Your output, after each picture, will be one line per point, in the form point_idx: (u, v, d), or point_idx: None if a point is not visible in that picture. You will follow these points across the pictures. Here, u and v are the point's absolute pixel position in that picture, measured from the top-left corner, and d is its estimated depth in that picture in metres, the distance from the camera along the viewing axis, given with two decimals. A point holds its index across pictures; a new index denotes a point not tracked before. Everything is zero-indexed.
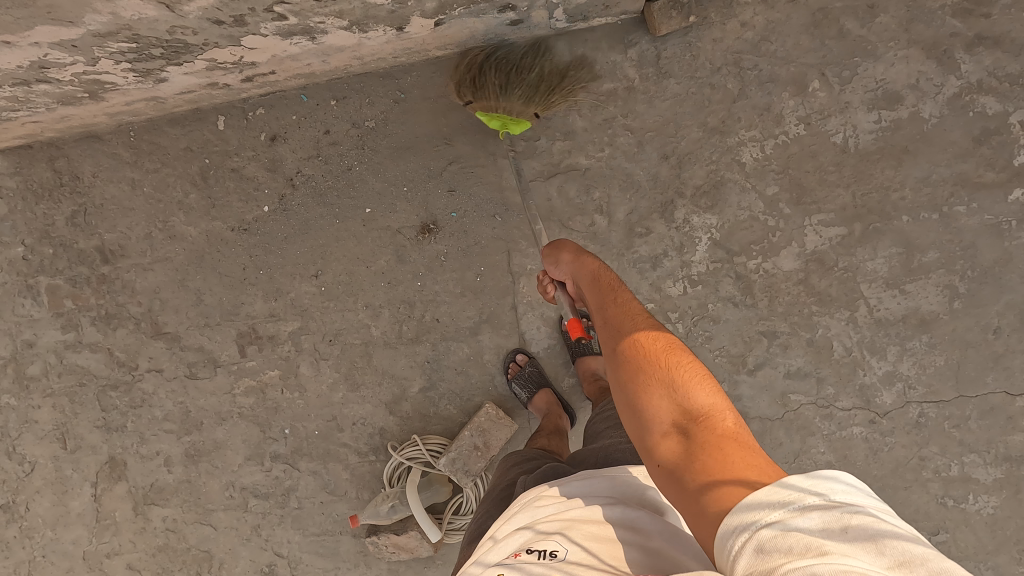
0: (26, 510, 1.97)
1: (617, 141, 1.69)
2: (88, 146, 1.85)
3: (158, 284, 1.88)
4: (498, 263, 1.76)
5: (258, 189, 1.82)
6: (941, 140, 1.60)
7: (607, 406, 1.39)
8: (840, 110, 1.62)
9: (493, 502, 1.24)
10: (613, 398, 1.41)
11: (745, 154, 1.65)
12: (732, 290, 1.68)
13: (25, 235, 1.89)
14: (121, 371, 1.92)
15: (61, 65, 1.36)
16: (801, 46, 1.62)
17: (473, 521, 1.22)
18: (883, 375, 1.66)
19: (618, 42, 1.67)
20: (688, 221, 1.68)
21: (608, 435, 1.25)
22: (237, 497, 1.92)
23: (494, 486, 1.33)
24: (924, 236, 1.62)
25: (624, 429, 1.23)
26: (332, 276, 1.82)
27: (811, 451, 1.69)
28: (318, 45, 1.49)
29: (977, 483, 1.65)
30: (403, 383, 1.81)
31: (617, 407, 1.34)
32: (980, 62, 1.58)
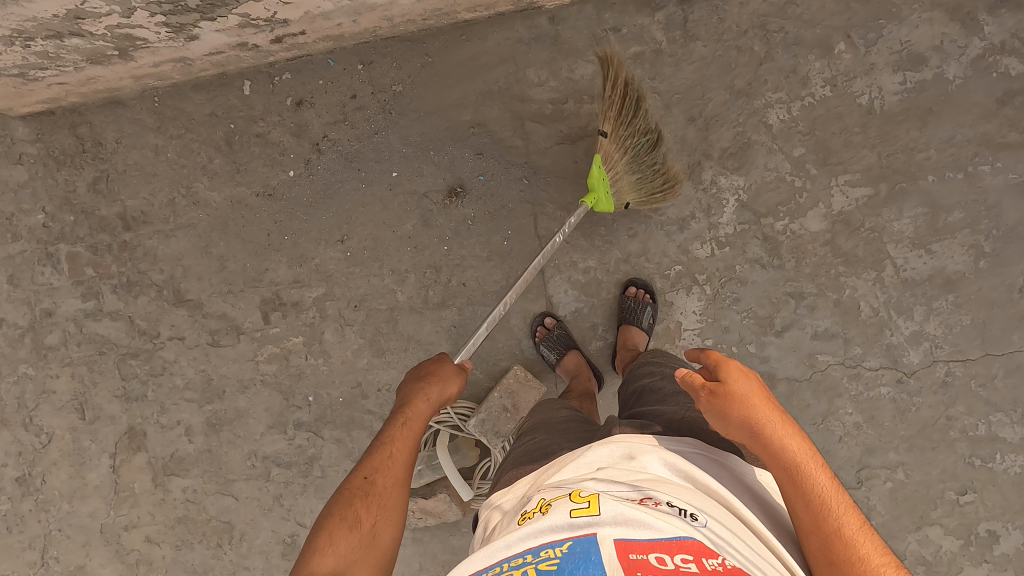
0: (42, 483, 1.93)
1: (644, 104, 1.70)
2: (112, 112, 1.84)
3: (180, 251, 1.87)
4: (525, 227, 1.76)
5: (283, 153, 1.82)
6: (965, 101, 1.62)
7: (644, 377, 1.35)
8: (865, 71, 1.65)
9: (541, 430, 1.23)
10: (649, 370, 1.37)
11: (772, 116, 1.67)
12: (759, 252, 1.69)
13: (45, 202, 1.86)
14: (142, 340, 1.90)
15: (96, 16, 1.36)
16: (825, 10, 1.65)
17: (520, 449, 1.18)
18: (910, 335, 1.67)
19: (646, 6, 1.69)
20: (716, 182, 1.69)
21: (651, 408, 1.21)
22: (259, 466, 1.89)
23: (542, 415, 1.31)
24: (948, 196, 1.64)
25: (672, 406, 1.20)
26: (357, 241, 1.81)
27: (839, 412, 1.69)
28: (352, 2, 1.50)
29: (1004, 442, 1.66)
30: (428, 348, 1.80)
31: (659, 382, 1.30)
32: (1002, 24, 1.61)
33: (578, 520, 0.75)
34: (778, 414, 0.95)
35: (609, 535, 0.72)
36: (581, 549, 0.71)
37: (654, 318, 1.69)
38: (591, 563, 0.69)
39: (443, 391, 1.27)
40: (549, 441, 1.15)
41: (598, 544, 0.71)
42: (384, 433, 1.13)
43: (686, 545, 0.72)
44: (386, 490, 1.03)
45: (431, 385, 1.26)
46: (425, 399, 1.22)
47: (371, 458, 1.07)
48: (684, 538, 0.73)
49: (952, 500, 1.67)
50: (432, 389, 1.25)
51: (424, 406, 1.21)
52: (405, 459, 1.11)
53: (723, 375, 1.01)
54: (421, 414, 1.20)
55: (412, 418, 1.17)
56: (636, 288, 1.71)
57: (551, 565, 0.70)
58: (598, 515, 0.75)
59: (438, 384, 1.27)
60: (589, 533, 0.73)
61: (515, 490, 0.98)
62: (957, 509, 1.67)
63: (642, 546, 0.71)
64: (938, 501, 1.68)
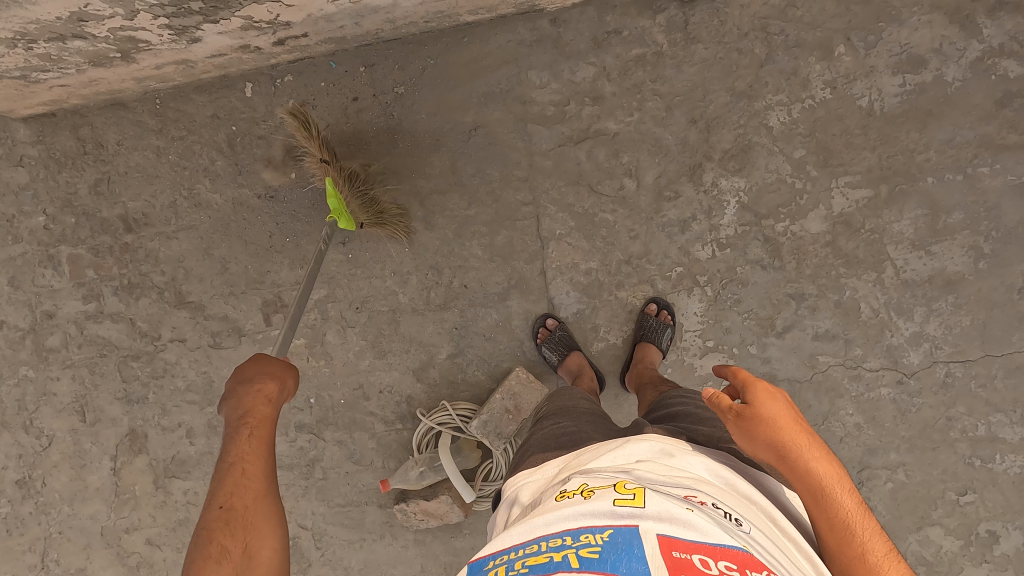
0: (42, 486, 1.92)
1: (646, 106, 1.71)
2: (113, 114, 1.84)
3: (182, 253, 1.87)
4: (527, 229, 1.76)
5: (286, 155, 1.82)
6: (964, 103, 1.63)
7: (678, 402, 1.32)
8: (865, 74, 1.66)
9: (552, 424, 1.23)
10: (683, 397, 1.34)
11: (773, 118, 1.68)
12: (761, 253, 1.70)
13: (46, 204, 1.86)
14: (143, 342, 1.89)
15: (99, 19, 1.36)
16: (826, 12, 1.66)
17: (545, 430, 1.19)
18: (910, 336, 1.68)
19: (647, 8, 1.69)
20: (717, 184, 1.70)
21: (685, 426, 1.18)
22: None
23: (567, 400, 1.32)
24: (948, 197, 1.65)
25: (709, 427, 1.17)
26: (359, 243, 1.81)
27: (840, 413, 1.70)
28: (354, 4, 1.50)
29: (1003, 443, 1.67)
30: (430, 350, 1.80)
31: (694, 408, 1.27)
32: (1001, 26, 1.62)
33: (622, 511, 0.75)
34: (808, 437, 0.95)
35: (652, 530, 0.72)
36: (624, 540, 0.71)
37: (671, 341, 1.70)
38: (634, 554, 0.69)
39: (283, 381, 1.17)
40: (576, 428, 1.16)
41: (641, 536, 0.71)
42: (229, 454, 1.04)
43: (729, 553, 0.72)
44: (248, 512, 0.98)
45: (263, 380, 1.15)
46: (266, 399, 1.12)
47: (226, 483, 1.00)
48: (727, 547, 0.73)
49: (953, 500, 1.68)
50: (264, 381, 1.14)
51: (268, 408, 1.11)
52: (264, 472, 1.04)
53: (749, 397, 0.99)
54: (268, 413, 1.11)
55: (250, 418, 1.09)
56: (659, 305, 1.71)
57: (594, 552, 0.70)
58: (642, 510, 0.75)
59: (274, 374, 1.17)
60: (633, 524, 0.73)
61: (548, 472, 0.99)
62: (958, 509, 1.68)
63: (685, 547, 0.71)
64: (938, 501, 1.68)
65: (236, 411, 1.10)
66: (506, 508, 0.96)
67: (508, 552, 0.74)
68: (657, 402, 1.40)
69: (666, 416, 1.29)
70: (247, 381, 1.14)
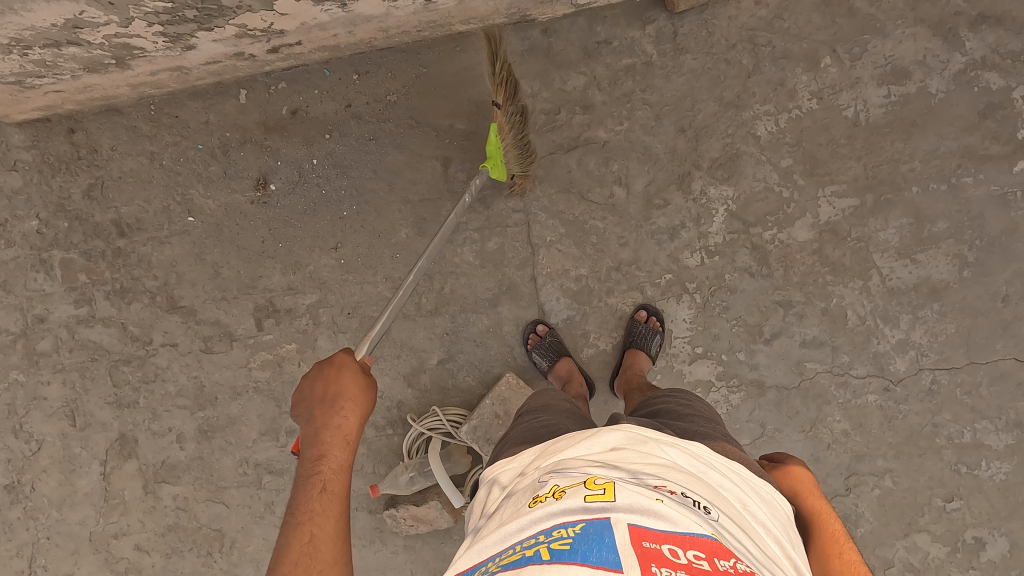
0: (31, 491, 1.92)
1: (635, 115, 1.73)
2: (108, 120, 1.85)
3: (174, 258, 1.87)
4: (517, 236, 1.78)
5: (278, 160, 1.83)
6: (947, 114, 1.66)
7: (661, 401, 1.34)
8: (851, 85, 1.69)
9: (536, 412, 1.25)
10: (667, 395, 1.36)
11: (759, 128, 1.71)
12: (748, 261, 1.72)
13: (39, 208, 1.87)
14: (134, 346, 1.89)
15: (94, 25, 1.38)
16: (812, 24, 1.69)
17: (523, 425, 1.21)
18: (896, 343, 1.69)
19: (637, 19, 1.72)
20: (705, 192, 1.72)
21: (665, 422, 1.22)
22: (251, 473, 1.89)
23: (547, 396, 1.34)
24: (933, 207, 1.67)
25: (687, 423, 1.20)
26: (351, 248, 1.82)
27: (828, 419, 1.71)
28: (347, 13, 1.52)
29: (989, 450, 1.68)
30: (421, 355, 1.81)
31: (676, 405, 1.30)
32: (984, 39, 1.65)
33: (593, 505, 0.76)
34: (818, 487, 1.11)
35: (623, 520, 0.73)
36: (594, 531, 0.72)
37: (660, 347, 1.71)
38: (605, 544, 0.69)
39: (361, 408, 1.14)
40: (554, 421, 1.19)
41: (611, 528, 0.72)
42: (303, 478, 1.02)
43: (699, 542, 0.72)
44: (315, 569, 0.91)
45: (344, 410, 1.11)
46: (344, 440, 1.09)
47: (290, 541, 0.93)
48: (697, 536, 0.73)
49: (939, 506, 1.69)
50: (341, 414, 1.11)
51: (344, 453, 1.07)
52: (337, 531, 0.97)
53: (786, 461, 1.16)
54: (345, 459, 1.07)
55: (327, 465, 1.04)
56: (649, 312, 1.73)
57: (565, 544, 0.71)
58: (612, 503, 0.76)
59: (352, 403, 1.12)
60: (604, 517, 0.74)
61: (525, 460, 0.99)
62: (945, 515, 1.69)
63: (655, 536, 0.72)
64: (925, 507, 1.70)
65: (316, 432, 1.09)
66: (484, 497, 0.98)
67: (484, 561, 0.76)
68: (642, 402, 1.43)
69: (650, 413, 1.31)
70: (327, 411, 1.11)
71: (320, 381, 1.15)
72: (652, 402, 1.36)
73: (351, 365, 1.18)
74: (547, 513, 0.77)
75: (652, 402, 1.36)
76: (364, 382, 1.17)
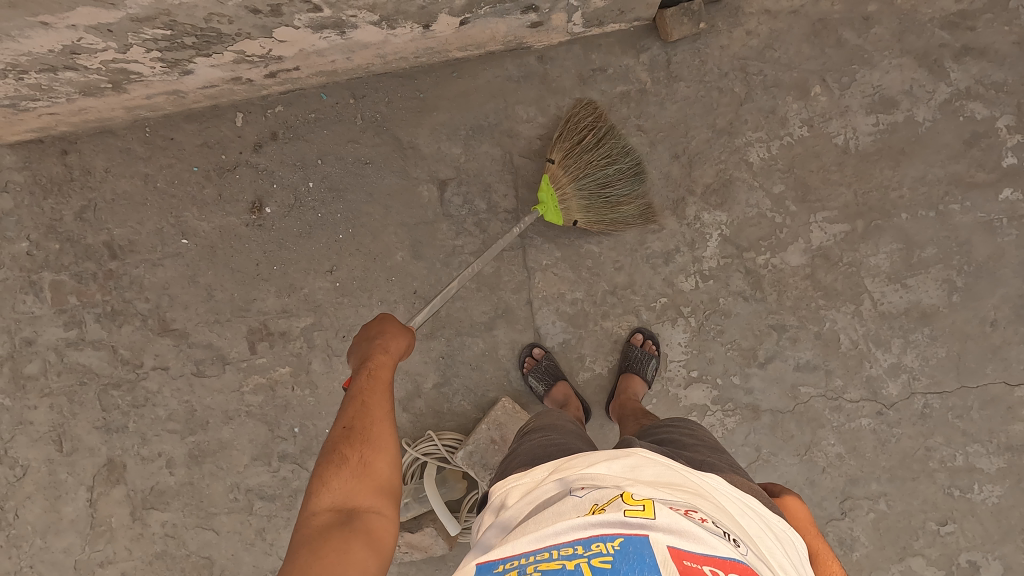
0: (14, 517, 1.87)
1: (630, 141, 1.75)
2: (101, 141, 1.85)
3: (167, 280, 1.86)
4: (514, 259, 1.78)
5: (274, 183, 1.83)
6: (934, 142, 1.70)
7: (663, 430, 1.34)
8: (840, 113, 1.72)
9: (548, 428, 1.26)
10: (669, 425, 1.36)
11: (752, 154, 1.73)
12: (742, 285, 1.73)
13: (30, 230, 1.85)
14: (124, 370, 1.87)
15: (92, 51, 1.37)
16: (802, 54, 1.73)
17: (531, 443, 1.21)
18: (889, 367, 1.71)
19: (631, 47, 1.75)
20: (699, 218, 1.74)
21: (671, 451, 1.22)
22: (242, 499, 1.86)
23: (551, 416, 1.35)
24: (922, 232, 1.70)
25: (692, 453, 1.20)
26: (346, 271, 1.82)
27: (822, 443, 1.72)
28: (346, 40, 1.53)
29: (981, 473, 1.70)
30: (416, 379, 1.80)
31: (680, 434, 1.30)
32: (967, 70, 1.70)
33: (632, 521, 0.75)
34: (817, 530, 1.11)
35: (662, 540, 0.72)
36: (635, 549, 0.70)
37: (655, 371, 1.71)
38: (647, 564, 0.68)
39: (402, 343, 1.23)
40: (564, 441, 1.19)
41: (652, 546, 0.71)
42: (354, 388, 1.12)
43: (737, 566, 0.72)
44: (369, 431, 1.05)
45: (389, 341, 1.21)
46: (385, 354, 1.19)
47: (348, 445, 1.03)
48: (734, 561, 0.73)
49: (933, 530, 1.70)
50: (388, 341, 1.21)
51: (386, 357, 1.18)
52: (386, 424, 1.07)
53: (782, 495, 1.19)
54: (387, 363, 1.18)
55: (373, 368, 1.15)
56: (645, 336, 1.73)
57: (606, 560, 0.69)
58: (652, 520, 0.75)
59: (392, 336, 1.22)
60: (642, 533, 0.73)
61: (540, 476, 0.99)
62: (939, 539, 1.70)
63: (695, 558, 0.71)
64: (919, 531, 1.70)
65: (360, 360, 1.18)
66: (498, 509, 0.97)
67: (519, 562, 0.74)
68: (642, 429, 1.43)
69: (653, 442, 1.32)
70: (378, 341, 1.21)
71: (372, 328, 1.25)
72: (655, 430, 1.37)
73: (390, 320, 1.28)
74: (584, 525, 0.76)
75: (651, 433, 1.37)
76: (401, 327, 1.26)
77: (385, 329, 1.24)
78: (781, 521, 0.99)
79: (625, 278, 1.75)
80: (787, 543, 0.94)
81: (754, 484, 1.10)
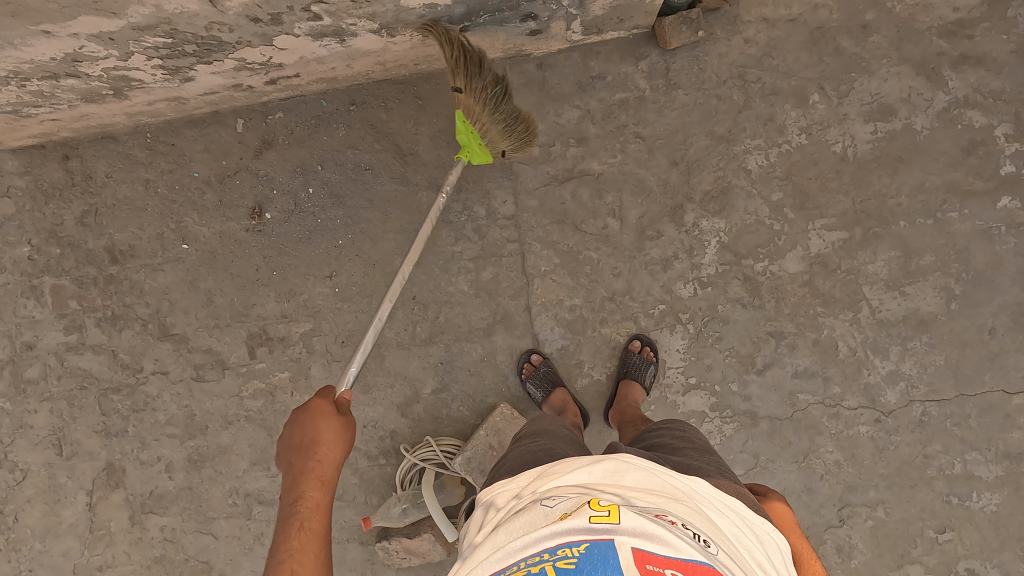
0: (14, 521, 1.88)
1: (629, 148, 1.76)
2: (103, 147, 1.86)
3: (167, 285, 1.86)
4: (512, 266, 1.79)
5: (274, 189, 1.84)
6: (932, 150, 1.71)
7: (657, 434, 1.35)
8: (838, 121, 1.73)
9: (538, 433, 1.26)
10: (662, 428, 1.37)
11: (750, 161, 1.74)
12: (740, 292, 1.74)
13: (31, 235, 1.86)
14: (124, 374, 1.87)
15: (93, 59, 1.38)
16: (800, 62, 1.73)
17: (522, 448, 1.22)
18: (886, 374, 1.71)
19: (630, 55, 1.76)
20: (698, 225, 1.75)
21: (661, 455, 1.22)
22: (240, 504, 1.87)
23: (544, 420, 1.36)
24: (920, 240, 1.71)
25: (681, 456, 1.21)
26: (346, 276, 1.82)
27: (820, 450, 1.72)
28: (346, 47, 1.54)
29: (979, 481, 1.70)
30: (415, 384, 1.80)
31: (672, 438, 1.30)
32: (965, 79, 1.70)
33: (597, 526, 0.75)
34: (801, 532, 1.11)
35: (627, 544, 0.73)
36: (599, 553, 0.71)
37: (654, 378, 1.71)
38: (610, 566, 0.69)
39: (337, 455, 1.22)
40: (552, 445, 1.20)
41: (616, 550, 0.72)
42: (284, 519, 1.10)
43: (700, 568, 0.72)
44: (297, 567, 1.02)
45: (318, 455, 1.20)
46: (317, 481, 1.17)
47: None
48: (700, 563, 0.73)
49: (931, 538, 1.70)
50: (315, 459, 1.19)
51: (319, 489, 1.16)
52: (316, 561, 1.04)
53: (769, 500, 1.20)
54: (319, 499, 1.15)
55: (303, 505, 1.12)
56: (643, 342, 1.74)
57: (570, 566, 0.71)
58: (617, 524, 0.75)
59: (326, 448, 1.20)
60: (607, 538, 0.74)
61: (522, 482, 1.00)
62: (937, 546, 1.70)
63: (659, 561, 0.71)
64: (918, 539, 1.70)
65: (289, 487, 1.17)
66: (481, 516, 0.98)
67: None
68: (637, 434, 1.44)
69: (646, 446, 1.32)
70: (299, 460, 1.19)
71: (295, 431, 1.23)
72: (648, 434, 1.38)
73: (325, 411, 1.26)
74: (552, 532, 0.77)
75: (644, 437, 1.38)
76: (341, 425, 1.25)
77: (302, 431, 1.23)
78: (763, 523, 0.98)
79: (624, 284, 1.76)
80: (767, 543, 0.94)
81: (743, 487, 1.10)
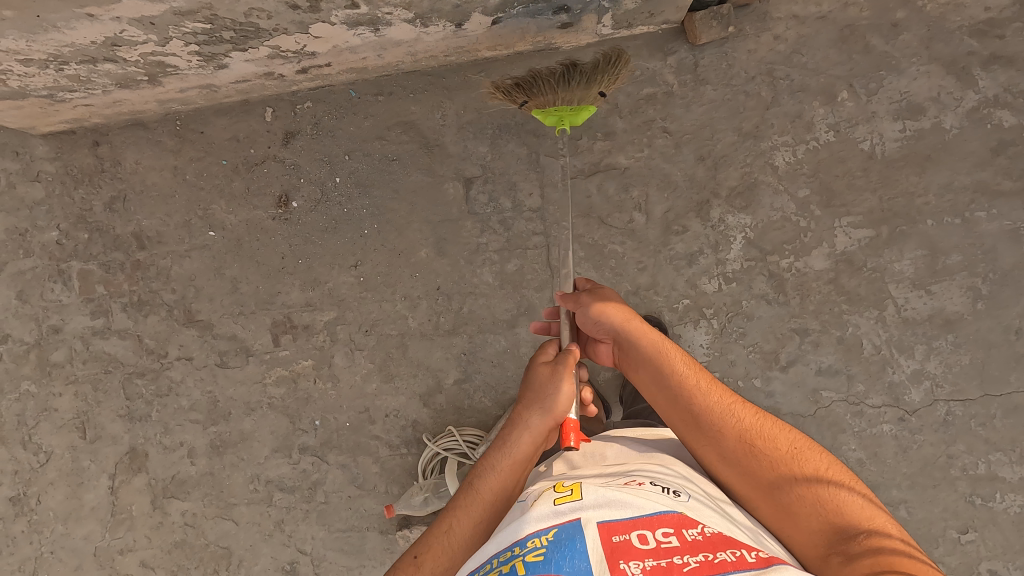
0: (37, 503, 1.90)
1: (655, 143, 1.77)
2: (132, 134, 1.88)
3: (193, 272, 1.88)
4: (537, 258, 1.79)
5: (301, 178, 1.85)
6: (961, 149, 1.70)
7: None
8: (867, 119, 1.73)
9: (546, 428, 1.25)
10: None
11: (777, 158, 1.74)
12: (765, 288, 1.74)
13: (60, 219, 1.88)
14: (149, 359, 1.89)
15: (132, 44, 1.40)
16: (829, 59, 1.73)
17: None
18: (911, 374, 1.71)
19: (658, 50, 1.77)
20: (724, 220, 1.75)
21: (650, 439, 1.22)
22: (261, 490, 1.87)
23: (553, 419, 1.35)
24: (947, 239, 1.70)
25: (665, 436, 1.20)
26: (371, 266, 1.84)
27: (842, 448, 1.72)
28: (379, 37, 1.55)
29: (1003, 482, 1.69)
30: (438, 375, 1.81)
31: None
32: (995, 78, 1.70)
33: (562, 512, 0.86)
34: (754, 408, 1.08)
35: (591, 520, 0.83)
36: (567, 537, 0.81)
37: None
38: (578, 550, 0.78)
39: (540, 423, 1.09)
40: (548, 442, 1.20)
41: (583, 530, 0.81)
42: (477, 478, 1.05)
43: (667, 519, 0.84)
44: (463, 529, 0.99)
45: (534, 414, 1.10)
46: (519, 441, 1.08)
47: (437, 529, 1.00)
48: (658, 515, 0.85)
49: (954, 538, 1.69)
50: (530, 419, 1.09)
51: (523, 444, 1.07)
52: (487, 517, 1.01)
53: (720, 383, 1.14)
54: (520, 457, 1.07)
55: (509, 458, 1.07)
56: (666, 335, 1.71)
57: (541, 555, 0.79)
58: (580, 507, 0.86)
59: (543, 407, 1.10)
60: (574, 521, 0.83)
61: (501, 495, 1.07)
62: (959, 547, 1.69)
63: (623, 527, 0.82)
64: (940, 539, 1.69)
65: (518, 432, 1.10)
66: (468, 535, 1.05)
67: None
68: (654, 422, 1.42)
69: None
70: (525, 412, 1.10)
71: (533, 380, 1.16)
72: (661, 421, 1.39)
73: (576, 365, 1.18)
74: (531, 518, 0.88)
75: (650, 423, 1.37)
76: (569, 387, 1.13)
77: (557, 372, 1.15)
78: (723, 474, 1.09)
79: (648, 278, 1.76)
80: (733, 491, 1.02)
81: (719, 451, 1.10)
